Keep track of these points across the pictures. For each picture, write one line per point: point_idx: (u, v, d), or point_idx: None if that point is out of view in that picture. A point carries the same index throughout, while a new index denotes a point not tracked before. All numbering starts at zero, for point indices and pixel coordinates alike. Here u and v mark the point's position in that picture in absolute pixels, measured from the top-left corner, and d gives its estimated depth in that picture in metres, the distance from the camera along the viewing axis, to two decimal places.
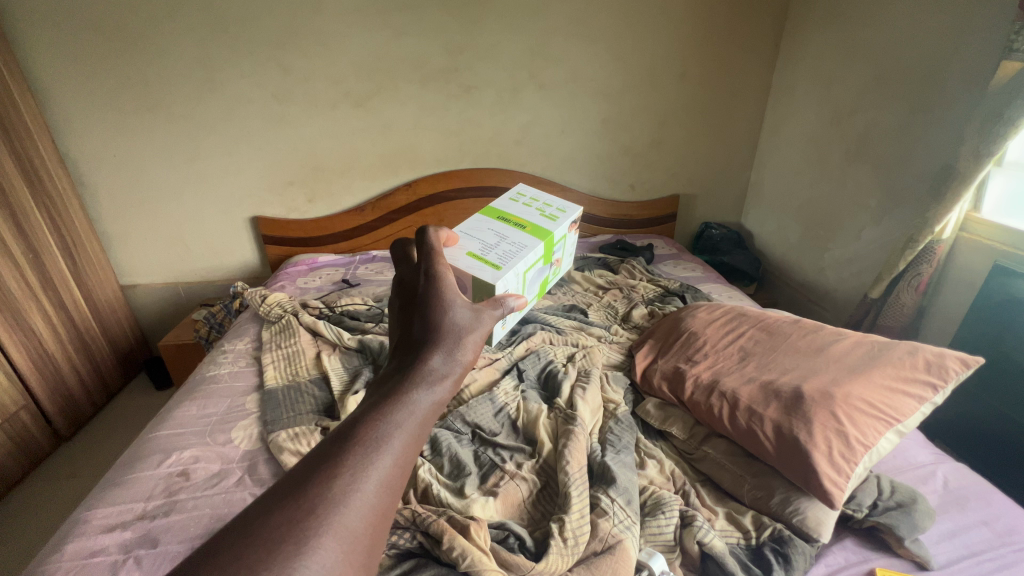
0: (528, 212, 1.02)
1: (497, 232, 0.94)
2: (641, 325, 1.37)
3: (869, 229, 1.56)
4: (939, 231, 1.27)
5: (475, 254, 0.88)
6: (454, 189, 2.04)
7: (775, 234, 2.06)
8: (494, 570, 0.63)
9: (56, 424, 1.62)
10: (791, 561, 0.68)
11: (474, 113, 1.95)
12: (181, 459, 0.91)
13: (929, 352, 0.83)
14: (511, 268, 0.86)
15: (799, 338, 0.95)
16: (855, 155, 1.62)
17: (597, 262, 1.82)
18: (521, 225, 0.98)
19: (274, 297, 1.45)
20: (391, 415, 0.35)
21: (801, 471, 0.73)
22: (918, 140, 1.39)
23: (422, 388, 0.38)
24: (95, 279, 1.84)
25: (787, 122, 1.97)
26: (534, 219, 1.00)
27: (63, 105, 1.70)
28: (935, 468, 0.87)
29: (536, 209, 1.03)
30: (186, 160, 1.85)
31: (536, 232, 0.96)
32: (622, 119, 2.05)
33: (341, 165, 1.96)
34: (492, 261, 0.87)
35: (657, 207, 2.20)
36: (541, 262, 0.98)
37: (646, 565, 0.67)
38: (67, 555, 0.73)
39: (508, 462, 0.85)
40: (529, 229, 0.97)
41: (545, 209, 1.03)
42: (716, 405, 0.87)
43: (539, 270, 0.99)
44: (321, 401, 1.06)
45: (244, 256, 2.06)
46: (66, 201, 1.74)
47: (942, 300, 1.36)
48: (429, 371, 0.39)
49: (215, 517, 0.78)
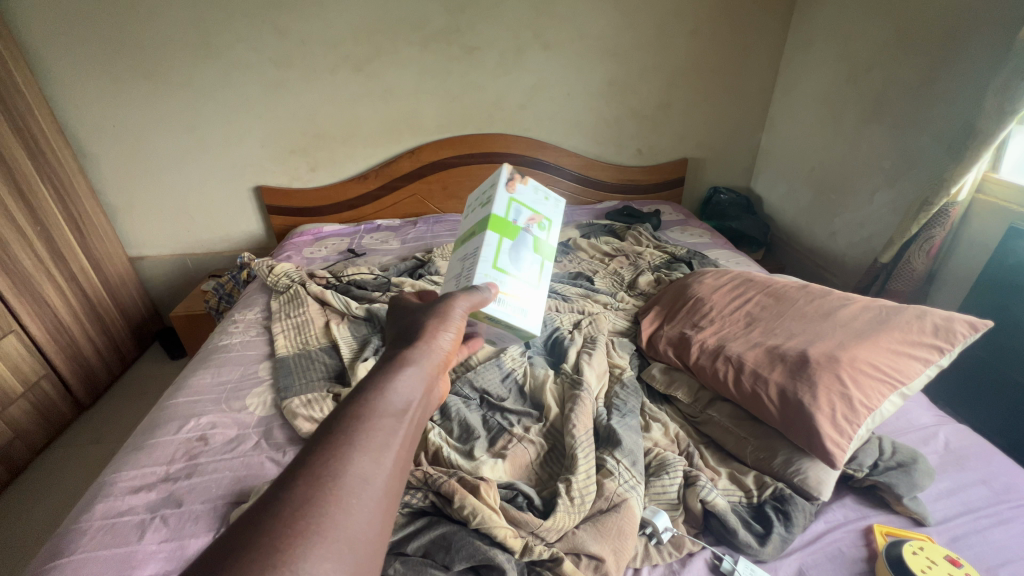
0: (470, 217, 0.85)
1: (460, 260, 0.80)
2: (647, 292, 1.36)
3: (881, 192, 1.53)
4: (954, 193, 1.24)
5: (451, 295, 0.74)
6: (457, 156, 2.01)
7: (785, 199, 2.03)
8: (504, 526, 0.65)
9: (76, 392, 1.67)
10: (791, 518, 0.70)
11: (477, 76, 1.89)
12: (199, 425, 0.94)
13: (937, 317, 0.82)
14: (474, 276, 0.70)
15: (807, 303, 0.95)
16: (870, 115, 1.57)
17: (603, 229, 1.81)
18: (469, 234, 0.81)
19: (281, 267, 1.46)
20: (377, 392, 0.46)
21: (804, 432, 0.74)
22: (938, 98, 1.34)
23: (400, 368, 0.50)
24: (103, 251, 1.85)
25: (801, 81, 1.90)
26: (476, 218, 0.81)
27: (57, 73, 1.67)
28: (936, 430, 0.88)
29: (476, 204, 0.85)
30: (187, 129, 1.83)
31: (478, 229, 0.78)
32: (629, 80, 1.98)
33: (343, 132, 1.93)
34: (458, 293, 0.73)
35: (664, 172, 2.16)
36: (508, 237, 0.77)
37: (650, 523, 0.69)
38: (97, 514, 0.76)
39: (516, 426, 0.87)
40: (474, 231, 0.79)
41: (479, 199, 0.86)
42: (721, 369, 0.88)
43: (513, 248, 0.76)
44: (331, 367, 1.08)
45: (250, 227, 2.06)
46: (69, 173, 1.74)
47: (954, 264, 1.35)
48: (404, 357, 0.52)
49: (236, 479, 0.81)
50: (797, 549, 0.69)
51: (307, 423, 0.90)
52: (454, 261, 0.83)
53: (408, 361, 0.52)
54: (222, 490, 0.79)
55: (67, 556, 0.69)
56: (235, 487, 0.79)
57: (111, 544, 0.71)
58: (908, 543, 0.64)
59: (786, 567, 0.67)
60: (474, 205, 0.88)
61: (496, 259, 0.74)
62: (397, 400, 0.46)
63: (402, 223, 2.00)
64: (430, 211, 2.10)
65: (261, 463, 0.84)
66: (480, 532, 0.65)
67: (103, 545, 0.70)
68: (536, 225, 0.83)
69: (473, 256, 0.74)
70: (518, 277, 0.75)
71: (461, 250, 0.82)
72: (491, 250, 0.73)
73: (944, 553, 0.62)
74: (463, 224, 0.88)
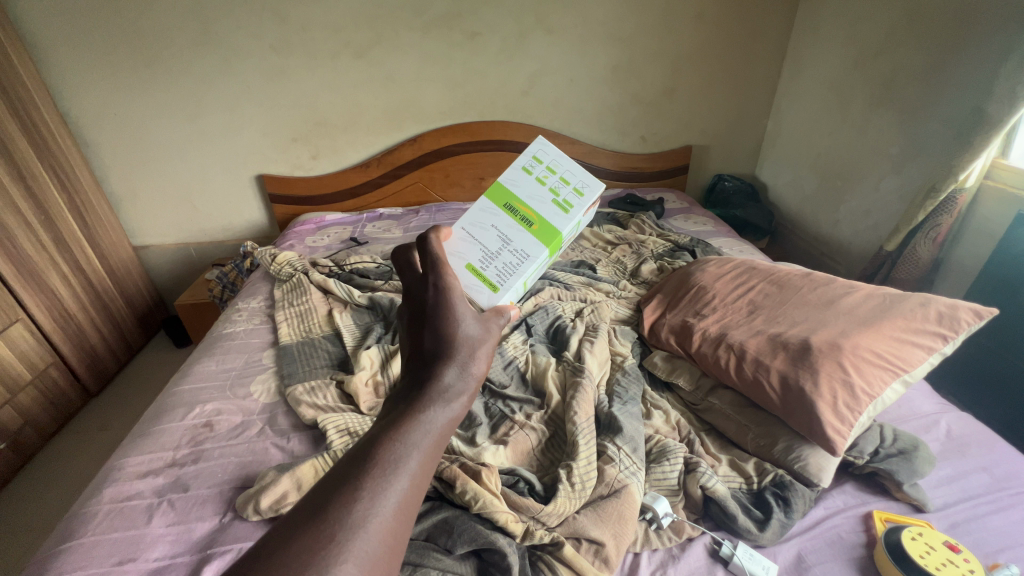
0: (540, 195, 0.74)
1: (500, 232, 0.70)
2: (649, 280, 1.36)
3: (888, 179, 1.52)
4: (962, 179, 1.23)
5: (473, 267, 0.67)
6: (459, 143, 2.00)
7: (790, 186, 2.01)
8: (505, 511, 0.66)
9: (84, 379, 1.69)
10: (790, 504, 0.71)
11: (480, 62, 1.87)
12: (204, 412, 0.95)
13: (941, 304, 0.82)
14: (514, 290, 0.68)
15: (810, 291, 0.94)
16: (877, 100, 1.55)
17: (606, 217, 1.80)
18: (528, 220, 0.72)
19: (284, 256, 1.46)
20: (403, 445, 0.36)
21: (805, 419, 0.74)
22: (948, 83, 1.31)
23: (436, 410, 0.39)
24: (107, 240, 1.86)
25: (808, 65, 1.86)
26: (544, 211, 0.73)
27: (57, 61, 1.66)
28: (938, 418, 0.88)
29: (551, 189, 0.74)
30: (188, 117, 1.82)
31: (542, 231, 0.71)
32: (633, 66, 1.96)
33: (344, 120, 1.92)
34: (488, 280, 0.67)
35: (668, 160, 2.14)
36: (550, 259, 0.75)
37: (650, 508, 0.70)
38: (106, 498, 0.77)
39: (517, 413, 0.87)
40: (537, 227, 0.72)
41: (559, 189, 0.74)
42: (723, 357, 0.88)
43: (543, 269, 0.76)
44: (334, 356, 1.09)
45: (253, 215, 2.07)
46: (72, 162, 1.74)
47: (960, 252, 1.34)
48: (444, 390, 0.41)
49: (241, 464, 0.82)
50: (796, 535, 0.70)
51: (311, 410, 0.91)
52: (493, 224, 0.71)
53: (448, 399, 0.41)
54: (228, 475, 0.80)
55: (77, 539, 0.70)
56: (240, 473, 0.80)
57: (119, 528, 0.72)
58: (908, 529, 0.64)
59: (785, 552, 0.67)
60: (547, 180, 0.75)
61: (532, 276, 0.72)
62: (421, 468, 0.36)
63: (404, 212, 1.99)
64: (432, 199, 2.10)
65: (266, 450, 0.85)
66: (481, 517, 0.66)
67: (112, 529, 0.72)
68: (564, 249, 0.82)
69: (524, 259, 0.69)
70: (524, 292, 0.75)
71: (509, 223, 0.71)
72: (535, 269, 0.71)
73: (943, 539, 0.63)
74: (522, 185, 0.74)
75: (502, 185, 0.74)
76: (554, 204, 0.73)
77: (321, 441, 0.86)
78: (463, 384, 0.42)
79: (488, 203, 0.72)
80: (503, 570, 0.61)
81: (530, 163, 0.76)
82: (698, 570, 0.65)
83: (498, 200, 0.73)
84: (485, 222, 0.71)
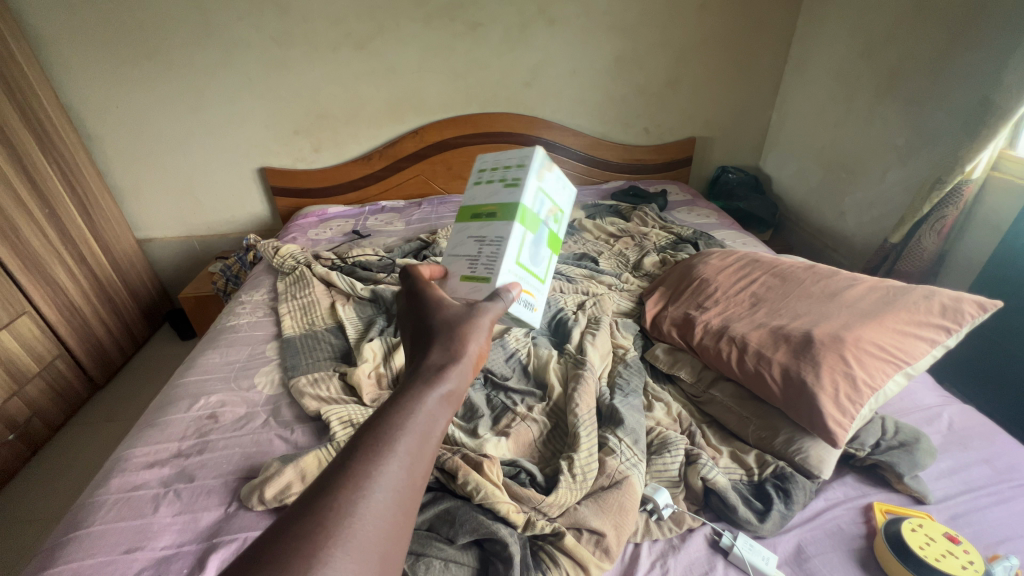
0: (492, 190, 0.72)
1: (476, 237, 0.70)
2: (652, 273, 1.35)
3: (894, 170, 1.50)
4: (969, 171, 1.22)
5: (466, 276, 0.67)
6: (462, 135, 1.99)
7: (794, 178, 1.99)
8: (506, 502, 0.66)
9: (90, 371, 1.70)
10: (791, 495, 0.71)
11: (482, 52, 1.86)
12: (209, 403, 0.96)
13: (945, 297, 0.81)
14: (504, 274, 0.65)
15: (813, 284, 0.94)
16: (883, 91, 1.53)
17: (609, 209, 1.80)
18: (491, 212, 0.70)
19: (287, 249, 1.47)
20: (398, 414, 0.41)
21: (806, 412, 0.74)
22: (955, 73, 1.30)
23: (427, 383, 0.44)
24: (112, 233, 1.86)
25: (814, 55, 1.84)
26: (500, 198, 0.70)
27: (59, 53, 1.66)
28: (940, 410, 0.88)
29: (499, 178, 0.73)
30: (190, 110, 1.82)
31: (507, 212, 0.68)
32: (637, 57, 1.94)
33: (346, 112, 1.91)
34: (480, 277, 0.65)
35: (672, 151, 2.13)
36: (531, 231, 0.70)
37: (651, 499, 0.70)
38: (113, 488, 0.78)
39: (519, 405, 0.88)
40: (500, 213, 0.69)
41: (505, 173, 0.72)
42: (725, 350, 0.88)
43: (535, 237, 0.71)
44: (337, 348, 1.09)
45: (255, 208, 2.07)
46: (76, 155, 1.74)
47: (966, 244, 1.32)
48: (430, 369, 0.46)
49: (245, 455, 0.83)
50: (796, 526, 0.70)
51: (314, 401, 0.92)
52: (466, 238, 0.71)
53: (435, 373, 0.45)
54: (233, 466, 0.81)
55: (85, 528, 0.71)
56: (245, 463, 0.81)
57: (126, 517, 0.73)
58: (908, 521, 0.65)
59: (786, 543, 0.68)
60: (496, 175, 0.74)
61: (521, 254, 0.68)
62: (419, 433, 0.40)
63: (407, 205, 1.99)
64: (434, 192, 2.09)
65: (270, 441, 0.86)
66: (483, 507, 0.67)
67: (119, 518, 0.73)
68: (554, 218, 0.76)
69: (499, 245, 0.66)
70: (534, 275, 0.71)
71: (478, 226, 0.71)
72: (516, 245, 0.67)
73: (943, 530, 0.63)
74: (477, 194, 0.74)
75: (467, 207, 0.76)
76: (505, 187, 0.70)
77: (324, 432, 0.87)
78: (447, 359, 0.47)
79: (458, 226, 0.74)
80: (504, 560, 0.61)
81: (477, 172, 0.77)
82: (698, 561, 0.66)
83: (466, 217, 0.74)
84: (460, 240, 0.72)
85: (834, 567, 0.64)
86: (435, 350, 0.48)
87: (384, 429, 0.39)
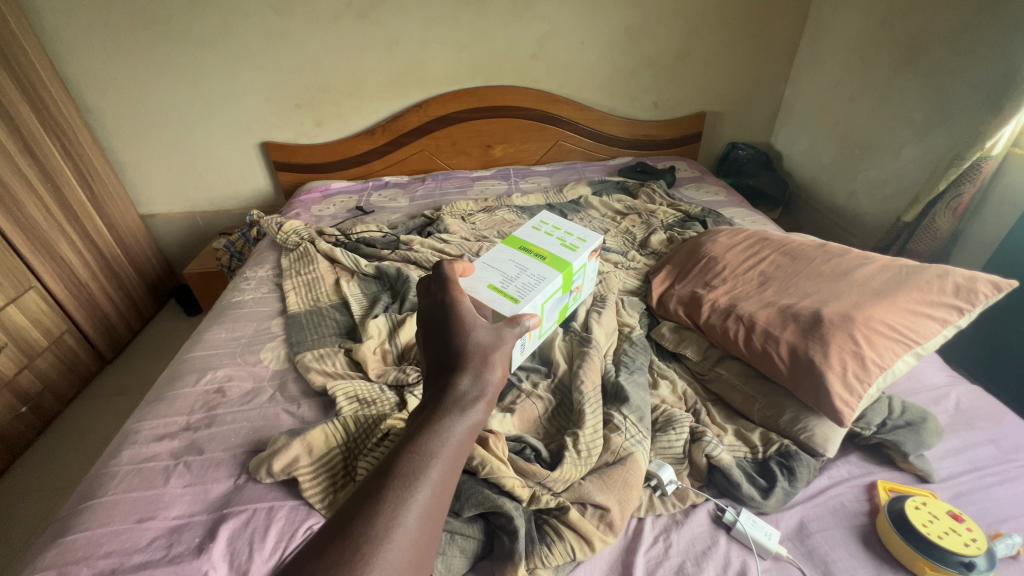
0: (550, 241, 0.96)
1: (518, 264, 0.89)
2: (659, 251, 1.34)
3: (910, 147, 1.46)
4: (990, 146, 1.18)
5: (495, 286, 0.83)
6: (466, 109, 1.95)
7: (806, 154, 1.95)
8: (512, 477, 0.67)
9: (98, 346, 1.72)
10: (795, 473, 0.71)
11: (487, 22, 1.80)
12: (216, 377, 0.96)
13: (960, 276, 0.80)
14: (531, 302, 0.81)
15: (823, 262, 0.92)
16: (904, 63, 1.47)
17: (615, 185, 1.77)
18: (540, 257, 0.92)
19: (291, 225, 1.46)
20: (430, 437, 0.42)
21: (813, 391, 0.74)
22: (983, 43, 1.24)
23: (460, 409, 0.45)
24: (114, 209, 1.85)
25: (832, 25, 1.77)
26: (556, 251, 0.93)
27: (53, 22, 1.61)
28: (948, 390, 0.88)
29: (557, 237, 0.98)
30: (190, 82, 1.78)
31: (554, 263, 0.90)
32: (647, 27, 1.87)
33: (348, 85, 1.87)
34: (509, 295, 0.81)
35: (681, 126, 2.08)
36: (563, 291, 0.92)
37: (655, 475, 0.71)
38: (124, 459, 0.79)
39: (524, 381, 0.88)
40: (550, 260, 0.91)
41: (565, 239, 0.98)
42: (732, 328, 0.88)
43: (561, 298, 0.92)
44: (342, 324, 1.09)
45: (258, 183, 2.05)
46: (76, 129, 1.72)
47: (981, 222, 1.29)
48: (462, 396, 0.47)
49: (253, 428, 0.84)
50: (798, 503, 0.71)
51: (321, 377, 0.92)
52: (510, 259, 0.91)
53: (466, 403, 0.46)
54: (242, 438, 0.82)
55: (98, 498, 0.73)
56: (253, 437, 0.82)
57: (137, 487, 0.74)
58: (911, 499, 0.65)
59: (787, 518, 0.68)
60: (554, 234, 0.99)
61: (546, 301, 0.87)
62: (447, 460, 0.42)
63: (410, 180, 1.97)
64: (438, 168, 2.07)
65: (277, 415, 0.86)
66: (488, 481, 0.67)
67: (130, 488, 0.74)
68: (575, 295, 0.99)
69: (540, 280, 0.85)
70: (544, 320, 0.89)
71: (523, 258, 0.91)
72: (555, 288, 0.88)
73: (946, 509, 0.63)
74: (532, 237, 0.98)
75: (518, 238, 0.97)
76: (561, 246, 0.95)
77: (331, 407, 0.87)
78: (479, 389, 0.48)
79: (506, 248, 0.94)
80: (510, 533, 0.62)
81: (538, 224, 1.01)
82: (700, 536, 0.66)
83: (513, 245, 0.95)
84: (504, 259, 0.91)
85: (835, 543, 0.65)
86: (460, 377, 0.48)
87: (411, 457, 0.41)
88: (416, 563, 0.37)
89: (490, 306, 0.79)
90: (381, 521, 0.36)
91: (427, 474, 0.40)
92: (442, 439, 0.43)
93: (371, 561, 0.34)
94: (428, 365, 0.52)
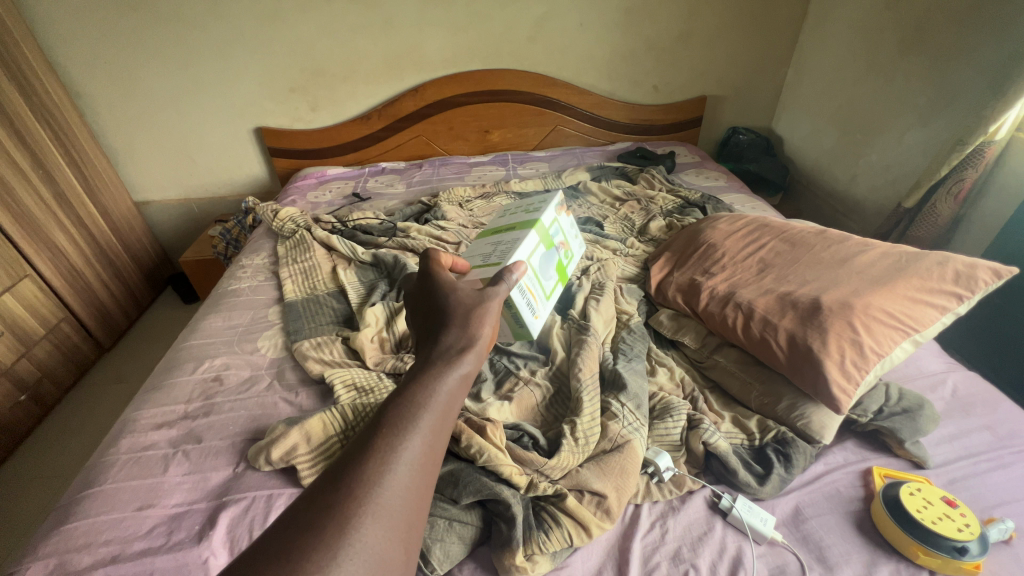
0: (515, 214, 0.92)
1: (492, 243, 0.85)
2: (658, 238, 1.33)
3: (913, 131, 1.44)
4: (993, 131, 1.17)
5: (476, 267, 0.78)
6: (464, 93, 1.92)
7: (807, 139, 1.92)
8: (510, 465, 0.67)
9: (96, 334, 1.71)
10: (791, 459, 0.72)
11: (484, 3, 1.76)
12: (213, 366, 0.96)
13: (960, 263, 0.79)
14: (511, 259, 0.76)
15: (823, 249, 0.92)
16: (907, 45, 1.45)
17: (614, 171, 1.75)
18: (510, 228, 0.88)
19: (286, 212, 1.45)
20: (418, 389, 0.43)
21: (811, 378, 0.74)
22: (991, 23, 1.21)
23: (447, 362, 0.46)
24: (108, 196, 1.83)
25: (836, 6, 1.74)
26: (522, 216, 0.89)
27: (39, 4, 1.57)
28: (945, 376, 0.88)
29: (520, 209, 0.94)
30: (180, 65, 1.75)
31: (522, 225, 0.86)
32: (648, 8, 1.83)
33: (343, 68, 1.84)
34: (489, 264, 0.76)
35: (682, 110, 2.05)
36: (546, 247, 0.87)
37: (652, 463, 0.71)
38: (124, 448, 0.80)
39: (522, 369, 0.88)
40: (517, 225, 0.87)
41: (527, 205, 0.94)
42: (730, 316, 0.87)
43: (547, 253, 0.87)
44: (340, 312, 1.09)
45: (252, 170, 2.03)
46: (67, 114, 1.69)
47: (982, 208, 1.28)
48: (448, 350, 0.47)
49: (251, 417, 0.84)
50: (795, 489, 0.71)
51: (318, 364, 0.92)
52: (483, 245, 0.88)
53: (453, 356, 0.47)
54: (239, 427, 0.82)
55: (98, 486, 0.73)
56: (251, 425, 0.82)
57: (137, 476, 0.74)
58: (906, 485, 0.65)
59: (783, 504, 0.69)
60: (518, 209, 0.96)
61: (532, 258, 0.82)
62: (438, 408, 0.42)
63: (408, 166, 1.95)
64: (435, 153, 2.04)
65: (275, 404, 0.86)
66: (487, 469, 0.67)
67: (131, 476, 0.74)
68: (564, 249, 0.93)
69: (513, 241, 0.81)
70: (541, 279, 0.84)
71: (495, 236, 0.87)
72: (535, 244, 0.83)
73: (941, 494, 0.64)
74: (499, 220, 0.94)
75: (488, 229, 0.94)
76: (526, 212, 0.91)
77: (329, 395, 0.87)
78: (466, 342, 0.48)
79: (477, 240, 0.90)
80: (508, 520, 0.63)
81: (501, 211, 0.99)
82: (697, 521, 0.67)
83: (484, 235, 0.91)
84: (478, 247, 0.87)
85: (830, 528, 0.65)
86: (447, 336, 0.49)
87: (398, 407, 0.41)
88: (410, 508, 0.37)
89: (472, 276, 0.74)
90: (371, 468, 0.36)
91: (416, 422, 0.40)
92: (429, 391, 0.43)
93: (363, 503, 0.34)
94: (418, 334, 0.53)
